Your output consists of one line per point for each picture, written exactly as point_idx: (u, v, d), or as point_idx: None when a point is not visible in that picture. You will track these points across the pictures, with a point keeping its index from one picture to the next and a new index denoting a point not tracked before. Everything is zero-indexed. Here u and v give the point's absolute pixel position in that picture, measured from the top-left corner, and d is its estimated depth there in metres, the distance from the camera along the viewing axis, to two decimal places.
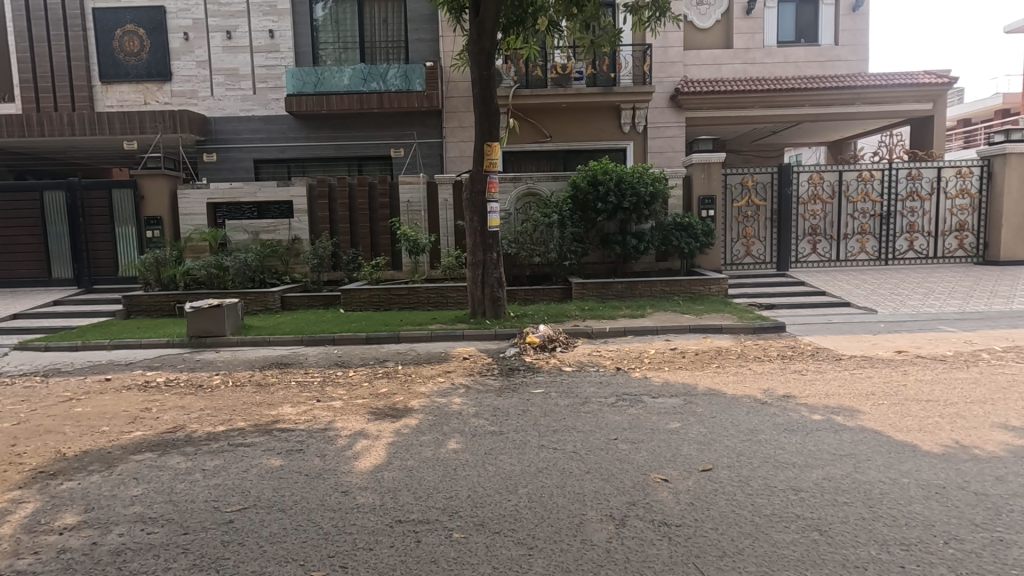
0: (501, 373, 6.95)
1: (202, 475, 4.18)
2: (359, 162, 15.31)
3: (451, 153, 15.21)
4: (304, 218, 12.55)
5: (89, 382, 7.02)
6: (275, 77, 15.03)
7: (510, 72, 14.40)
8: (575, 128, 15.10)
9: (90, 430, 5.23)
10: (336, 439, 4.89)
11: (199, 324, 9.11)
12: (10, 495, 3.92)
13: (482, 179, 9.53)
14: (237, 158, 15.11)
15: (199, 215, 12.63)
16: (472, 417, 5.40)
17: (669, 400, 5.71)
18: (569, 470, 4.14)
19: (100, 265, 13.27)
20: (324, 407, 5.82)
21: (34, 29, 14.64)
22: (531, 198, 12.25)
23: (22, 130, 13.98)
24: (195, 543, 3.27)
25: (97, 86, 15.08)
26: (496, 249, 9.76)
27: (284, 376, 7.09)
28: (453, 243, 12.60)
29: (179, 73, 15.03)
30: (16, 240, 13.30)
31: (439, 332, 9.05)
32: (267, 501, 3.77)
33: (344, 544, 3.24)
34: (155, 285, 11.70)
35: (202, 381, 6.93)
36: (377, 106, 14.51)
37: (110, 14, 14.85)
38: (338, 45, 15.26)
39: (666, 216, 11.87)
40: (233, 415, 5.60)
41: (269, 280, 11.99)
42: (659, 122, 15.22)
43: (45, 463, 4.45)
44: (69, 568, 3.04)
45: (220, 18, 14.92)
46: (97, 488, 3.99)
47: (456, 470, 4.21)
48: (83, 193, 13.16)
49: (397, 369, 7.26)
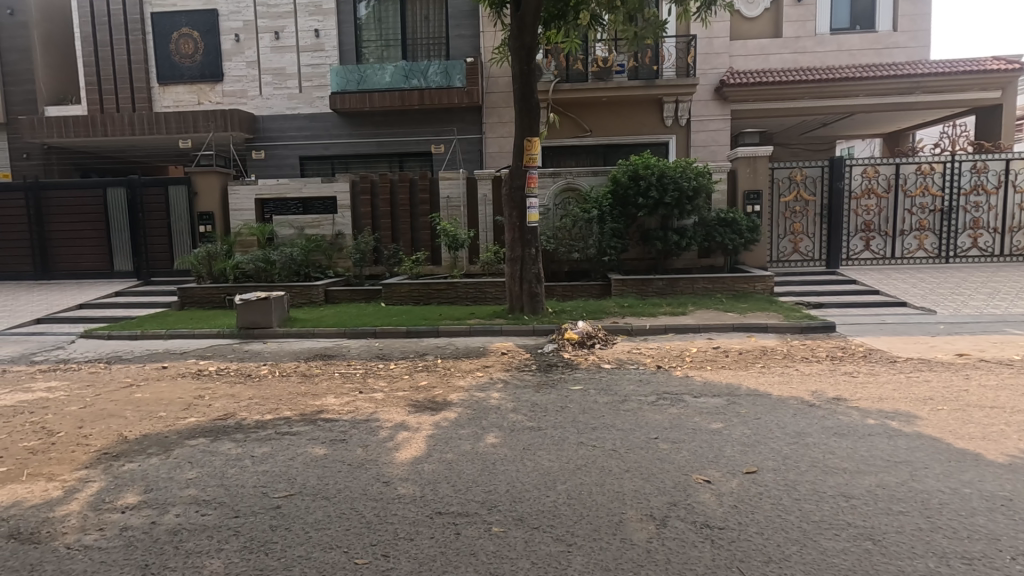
0: (539, 369, 6.94)
1: (251, 462, 4.34)
2: (400, 158, 15.57)
3: (491, 149, 15.26)
4: (347, 214, 12.81)
5: (148, 369, 7.39)
6: (320, 76, 15.40)
7: (550, 66, 14.29)
8: (614, 122, 14.90)
9: (148, 415, 5.51)
10: (379, 430, 5.00)
11: (247, 316, 9.46)
12: (78, 474, 4.16)
13: (521, 174, 9.54)
14: (284, 155, 15.56)
15: (247, 211, 13.07)
16: (510, 412, 5.41)
17: (711, 400, 5.57)
18: (609, 468, 4.10)
19: (157, 258, 13.94)
20: (366, 398, 5.95)
21: (98, 34, 15.44)
22: (571, 193, 12.16)
23: (87, 130, 14.77)
24: (245, 526, 3.40)
25: (155, 87, 15.76)
26: (535, 245, 9.74)
27: (328, 368, 7.29)
28: (493, 239, 12.65)
29: (230, 73, 15.57)
30: (82, 235, 14.10)
31: (477, 327, 9.12)
32: (312, 489, 3.88)
33: (386, 534, 3.30)
34: (206, 278, 12.17)
35: (251, 371, 7.20)
36: (417, 103, 14.68)
37: (167, 18, 15.51)
38: (381, 43, 15.48)
39: (709, 211, 11.59)
40: (280, 404, 5.80)
41: (313, 274, 12.31)
42: (703, 115, 14.83)
43: (109, 445, 4.72)
44: (130, 545, 3.21)
45: (268, 19, 15.38)
46: (155, 471, 4.20)
47: (494, 464, 4.24)
48: (141, 190, 13.83)
49: (436, 363, 7.36)
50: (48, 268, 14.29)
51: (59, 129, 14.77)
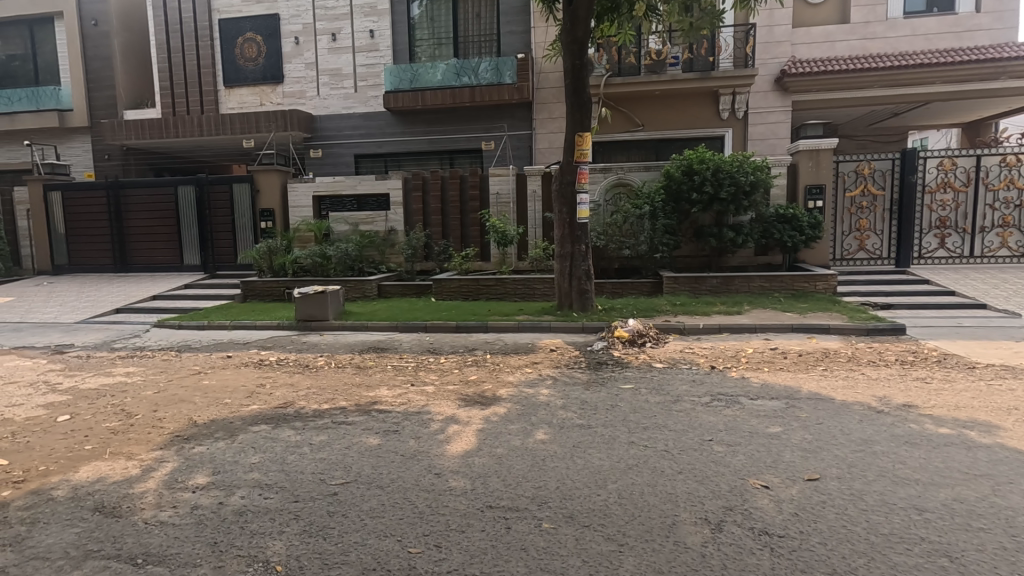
0: (589, 367, 6.89)
1: (309, 449, 4.51)
2: (450, 155, 15.76)
3: (541, 145, 15.20)
4: (399, 210, 13.08)
5: (214, 358, 7.81)
6: (375, 75, 15.77)
7: (602, 60, 14.09)
8: (667, 116, 14.57)
9: (215, 401, 5.82)
10: (430, 422, 5.09)
11: (305, 309, 9.82)
12: (154, 454, 4.44)
13: (572, 169, 9.44)
14: (339, 153, 16.02)
15: (306, 208, 13.57)
16: (560, 409, 5.39)
17: (769, 403, 5.36)
18: (661, 469, 4.02)
19: (222, 253, 14.70)
20: (418, 391, 6.07)
21: (171, 41, 16.37)
22: (621, 188, 11.97)
23: (160, 132, 15.70)
24: (305, 511, 3.54)
25: (221, 90, 16.53)
26: (585, 241, 9.64)
27: (381, 360, 7.48)
28: (542, 235, 12.62)
29: (291, 75, 16.16)
30: (155, 230, 15.03)
31: (526, 324, 9.13)
32: (367, 477, 4.00)
33: (438, 525, 3.36)
34: (267, 272, 12.71)
35: (309, 362, 7.49)
36: (468, 101, 14.83)
37: (233, 23, 16.26)
38: (433, 41, 15.68)
39: (766, 207, 11.16)
40: (336, 394, 6.00)
41: (367, 269, 12.63)
42: (761, 107, 14.29)
43: (181, 428, 5.01)
44: (201, 523, 3.40)
45: (326, 21, 15.88)
46: (222, 454, 4.43)
47: (544, 460, 4.23)
48: (208, 188, 14.59)
49: (485, 358, 7.42)
50: (126, 262, 15.32)
51: (136, 131, 15.76)
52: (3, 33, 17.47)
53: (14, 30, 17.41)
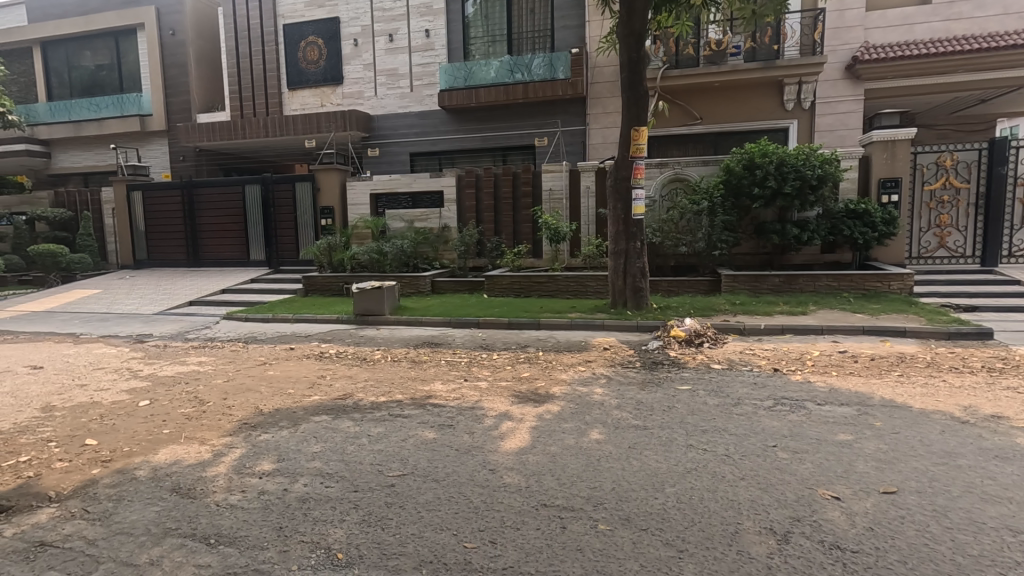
0: (644, 366, 6.74)
1: (367, 440, 4.63)
2: (503, 152, 15.82)
3: (595, 140, 15.00)
4: (453, 208, 13.26)
5: (278, 350, 8.17)
6: (430, 74, 16.02)
7: (658, 52, 13.72)
8: (727, 108, 14.05)
9: (279, 391, 6.08)
10: (484, 418, 5.12)
11: (363, 303, 10.11)
12: (224, 440, 4.68)
13: (627, 165, 9.26)
14: (395, 152, 16.38)
15: (363, 206, 13.96)
16: (614, 409, 5.30)
17: (839, 409, 5.07)
18: (721, 474, 3.88)
19: (285, 249, 15.35)
20: (471, 386, 6.12)
21: (240, 47, 17.19)
22: (678, 184, 11.65)
23: (230, 134, 16.54)
24: (364, 501, 3.63)
25: (285, 92, 17.16)
26: (640, 238, 9.44)
27: (435, 355, 7.60)
28: (595, 232, 12.47)
29: (350, 76, 16.63)
30: (224, 227, 15.86)
31: (578, 322, 9.05)
32: (423, 471, 4.06)
33: (493, 521, 3.36)
34: (326, 268, 13.14)
35: (366, 355, 7.70)
36: (522, 97, 14.84)
37: (296, 28, 16.90)
38: (487, 39, 15.75)
39: (835, 203, 10.60)
40: (392, 387, 6.14)
41: (421, 266, 12.86)
42: (830, 96, 13.54)
43: (248, 416, 5.26)
44: (267, 508, 3.55)
45: (384, 22, 16.24)
46: (286, 442, 4.62)
47: (599, 460, 4.17)
48: (273, 187, 15.26)
49: (538, 355, 7.39)
50: (198, 257, 16.26)
51: (207, 133, 16.64)
52: (91, 45, 18.85)
53: (102, 41, 18.77)
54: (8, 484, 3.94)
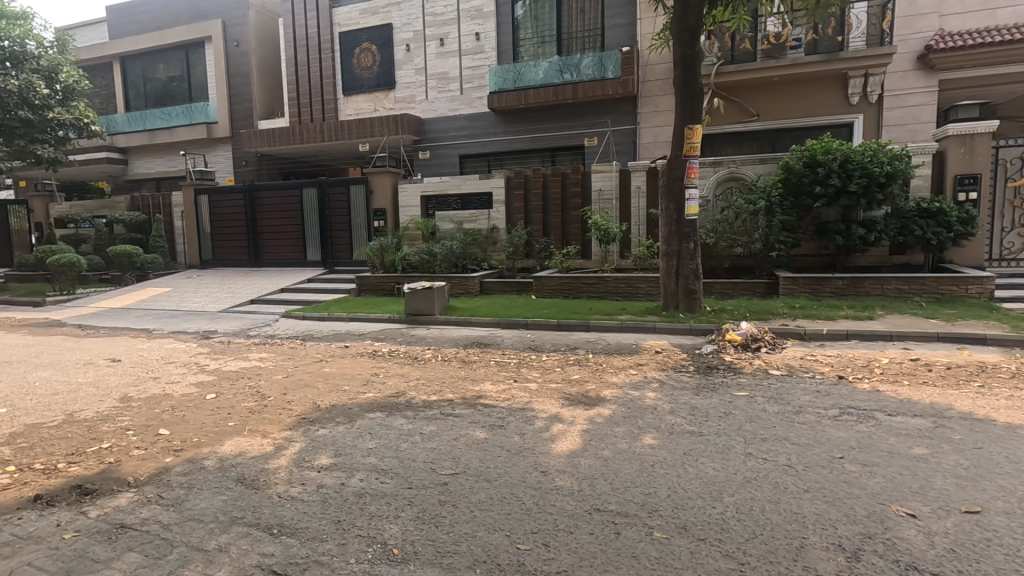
0: (698, 371, 6.55)
1: (420, 438, 4.70)
2: (552, 153, 15.81)
3: (646, 139, 14.74)
4: (502, 209, 13.33)
5: (334, 347, 8.43)
6: (480, 77, 16.16)
7: (713, 48, 13.35)
8: (786, 104, 13.51)
9: (336, 387, 6.27)
10: (535, 419, 5.11)
11: (414, 303, 10.30)
12: (285, 433, 4.86)
13: (680, 164, 9.04)
14: (445, 154, 16.63)
15: (414, 207, 14.23)
16: (668, 413, 5.18)
17: (912, 421, 4.76)
18: (784, 486, 3.71)
19: (340, 250, 15.85)
20: (521, 387, 6.12)
21: (299, 55, 17.87)
22: (733, 183, 11.28)
23: (289, 139, 17.22)
24: (418, 498, 3.68)
25: (341, 98, 17.71)
26: (694, 239, 9.20)
27: (484, 355, 7.64)
28: (646, 233, 12.25)
29: (402, 80, 17.00)
30: (283, 229, 16.52)
31: (629, 324, 8.91)
32: (475, 470, 4.08)
33: (546, 523, 3.34)
34: (379, 268, 13.45)
35: (417, 354, 7.83)
36: (571, 97, 14.78)
37: (352, 35, 17.43)
38: (536, 40, 15.74)
39: (905, 201, 10.00)
40: (444, 386, 6.22)
41: (470, 266, 12.97)
42: (899, 89, 12.80)
43: (307, 411, 5.45)
44: (326, 501, 3.66)
45: (435, 27, 16.50)
46: (343, 437, 4.75)
47: (653, 466, 4.08)
48: (328, 189, 15.78)
49: (588, 357, 7.32)
50: (258, 257, 17.02)
51: (267, 139, 17.36)
52: (164, 58, 20.05)
53: (173, 54, 19.93)
54: (92, 468, 4.22)
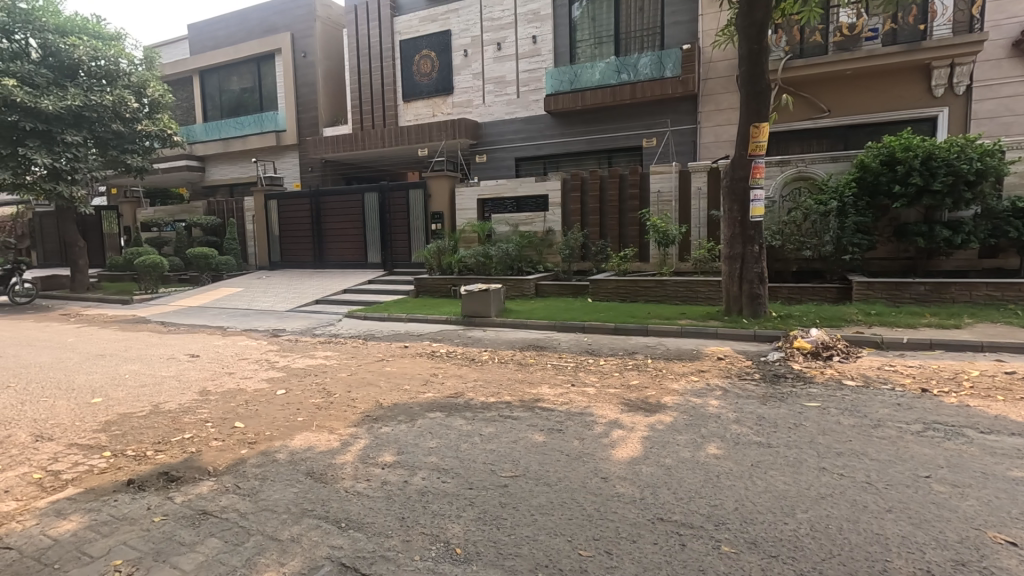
0: (764, 379, 6.28)
1: (480, 439, 4.75)
2: (609, 154, 15.64)
3: (707, 139, 14.31)
4: (558, 211, 13.29)
5: (394, 347, 8.65)
6: (536, 79, 16.20)
7: (780, 42, 12.80)
8: (860, 99, 12.78)
9: (397, 386, 6.44)
10: (594, 425, 5.04)
11: (471, 305, 10.42)
12: (350, 430, 5.03)
13: (745, 164, 8.71)
14: (501, 157, 16.78)
15: (471, 210, 14.41)
16: (733, 423, 4.99)
17: (1008, 440, 4.38)
18: (863, 504, 3.49)
19: (399, 252, 16.28)
20: (579, 392, 6.07)
21: (362, 64, 18.52)
22: (801, 183, 10.78)
23: (351, 146, 17.87)
24: (479, 499, 3.72)
25: (401, 104, 18.17)
26: (759, 241, 8.84)
27: (541, 358, 7.63)
28: (707, 235, 11.88)
29: (460, 86, 17.29)
30: (345, 231, 17.16)
31: (689, 329, 8.66)
32: (535, 473, 4.08)
33: (608, 530, 3.29)
34: (436, 270, 13.69)
35: (475, 355, 7.92)
36: (629, 97, 14.58)
37: (412, 43, 17.87)
38: (593, 41, 15.61)
39: (996, 200, 9.26)
40: (501, 389, 6.24)
41: (526, 269, 12.98)
42: (990, 79, 11.87)
43: (371, 409, 5.62)
44: (390, 497, 3.76)
45: (493, 32, 16.67)
46: (406, 436, 4.86)
47: (719, 477, 3.94)
48: (388, 193, 16.26)
49: (647, 363, 7.17)
50: (322, 259, 17.74)
51: (332, 145, 18.08)
52: (238, 70, 21.26)
53: (246, 67, 21.10)
54: (177, 457, 4.51)
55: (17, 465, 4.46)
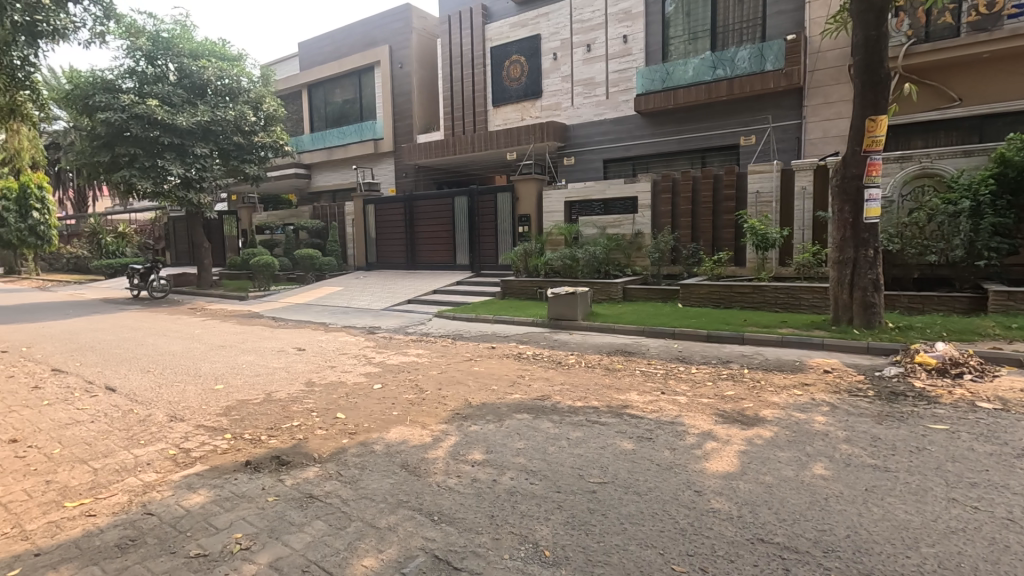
0: (879, 397, 5.72)
1: (567, 443, 4.73)
2: (703, 154, 15.02)
3: (813, 135, 13.38)
4: (647, 213, 12.97)
5: (482, 348, 8.83)
6: (626, 80, 15.91)
7: (902, 25, 11.68)
8: (999, 85, 11.39)
9: (486, 386, 6.56)
10: (685, 435, 4.85)
11: (557, 308, 10.42)
12: (441, 426, 5.20)
13: (858, 161, 8.01)
14: (589, 159, 16.64)
15: (557, 213, 14.40)
16: (843, 442, 4.59)
17: None
18: (1004, 543, 3.08)
19: (486, 254, 16.63)
20: (670, 400, 5.87)
21: (454, 72, 19.14)
22: (926, 180, 9.78)
23: (442, 151, 18.51)
24: (567, 503, 3.70)
25: (491, 110, 18.53)
26: (874, 245, 8.08)
27: (629, 364, 7.47)
28: (811, 238, 11.06)
29: (548, 89, 17.35)
30: (436, 234, 17.80)
31: (791, 338, 8.11)
32: (624, 481, 4.00)
33: (703, 547, 3.15)
34: (522, 272, 13.83)
35: (561, 359, 7.90)
36: (726, 94, 13.92)
37: (502, 49, 18.20)
38: (688, 37, 15.07)
39: None
40: (588, 393, 6.17)
41: (613, 272, 12.76)
42: None
43: (460, 407, 5.77)
44: (480, 495, 3.84)
45: (582, 33, 16.57)
46: (495, 435, 4.95)
47: (827, 500, 3.64)
48: (478, 197, 16.67)
49: (743, 373, 6.79)
50: (414, 261, 18.51)
51: (425, 152, 18.84)
52: (341, 83, 22.74)
53: (348, 80, 22.51)
54: (287, 443, 4.90)
55: (156, 441, 5.05)
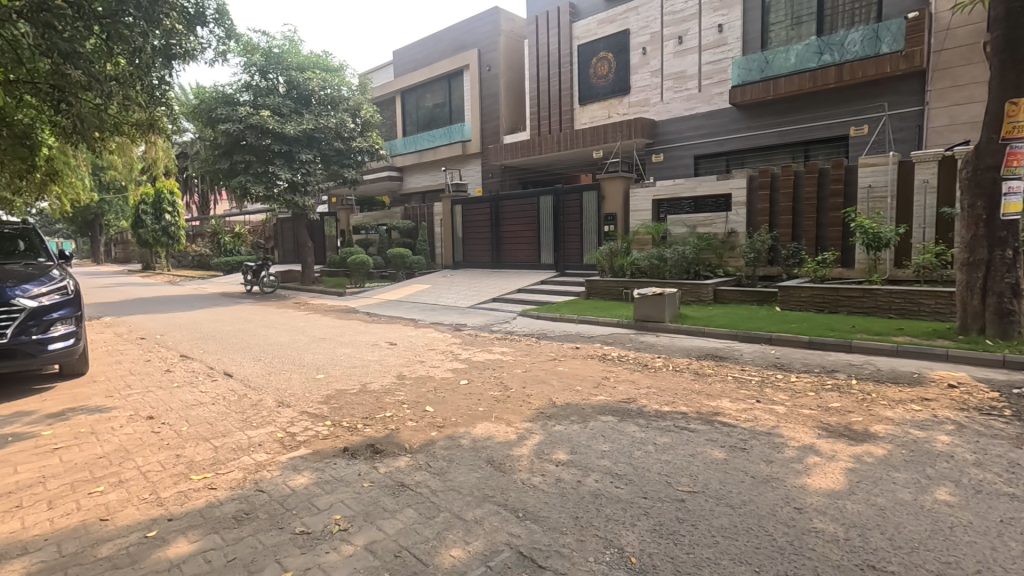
0: (1018, 418, 5.04)
1: (654, 448, 4.60)
2: (806, 147, 14.01)
3: (938, 123, 12.05)
4: (742, 211, 12.32)
5: (566, 347, 8.81)
6: (720, 71, 15.19)
7: None
8: None
9: (570, 386, 6.54)
10: (783, 448, 4.55)
11: (644, 310, 10.16)
12: (525, 424, 5.25)
13: (995, 150, 7.10)
14: (679, 156, 16.06)
15: (645, 211, 14.03)
16: (972, 466, 4.10)
17: None
18: None
19: (571, 254, 16.56)
20: (765, 409, 5.53)
21: (541, 71, 19.22)
22: None
23: (528, 151, 18.67)
24: (655, 509, 3.60)
25: (577, 108, 18.41)
26: (1014, 244, 7.13)
27: (720, 369, 7.14)
28: (934, 237, 9.96)
29: (637, 85, 16.96)
30: (521, 233, 17.98)
31: (908, 347, 7.36)
32: (715, 492, 3.82)
33: (804, 568, 2.94)
34: (607, 272, 13.60)
35: (647, 361, 7.70)
36: (834, 81, 12.88)
37: (590, 46, 18.02)
38: (790, 22, 14.11)
39: None
40: (677, 398, 5.96)
41: (703, 273, 12.24)
42: None
43: (545, 406, 5.78)
44: (564, 495, 3.83)
45: (673, 25, 16.01)
46: (579, 436, 4.92)
47: (952, 529, 3.27)
48: (563, 196, 16.63)
49: (851, 384, 6.25)
50: (499, 260, 18.82)
51: (511, 152, 19.09)
52: (432, 88, 23.58)
53: (439, 84, 23.30)
54: (380, 432, 5.16)
55: (266, 424, 5.52)
